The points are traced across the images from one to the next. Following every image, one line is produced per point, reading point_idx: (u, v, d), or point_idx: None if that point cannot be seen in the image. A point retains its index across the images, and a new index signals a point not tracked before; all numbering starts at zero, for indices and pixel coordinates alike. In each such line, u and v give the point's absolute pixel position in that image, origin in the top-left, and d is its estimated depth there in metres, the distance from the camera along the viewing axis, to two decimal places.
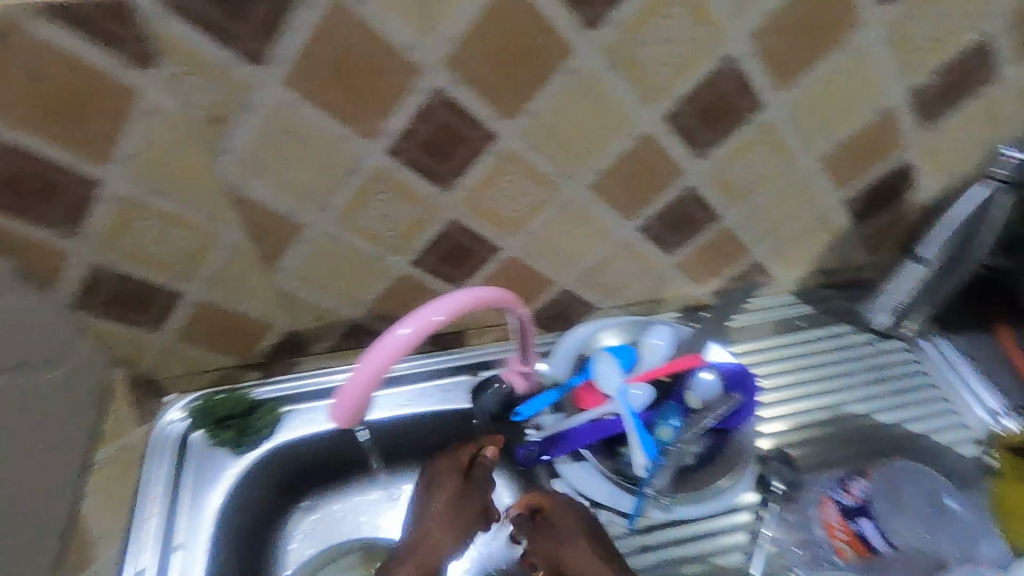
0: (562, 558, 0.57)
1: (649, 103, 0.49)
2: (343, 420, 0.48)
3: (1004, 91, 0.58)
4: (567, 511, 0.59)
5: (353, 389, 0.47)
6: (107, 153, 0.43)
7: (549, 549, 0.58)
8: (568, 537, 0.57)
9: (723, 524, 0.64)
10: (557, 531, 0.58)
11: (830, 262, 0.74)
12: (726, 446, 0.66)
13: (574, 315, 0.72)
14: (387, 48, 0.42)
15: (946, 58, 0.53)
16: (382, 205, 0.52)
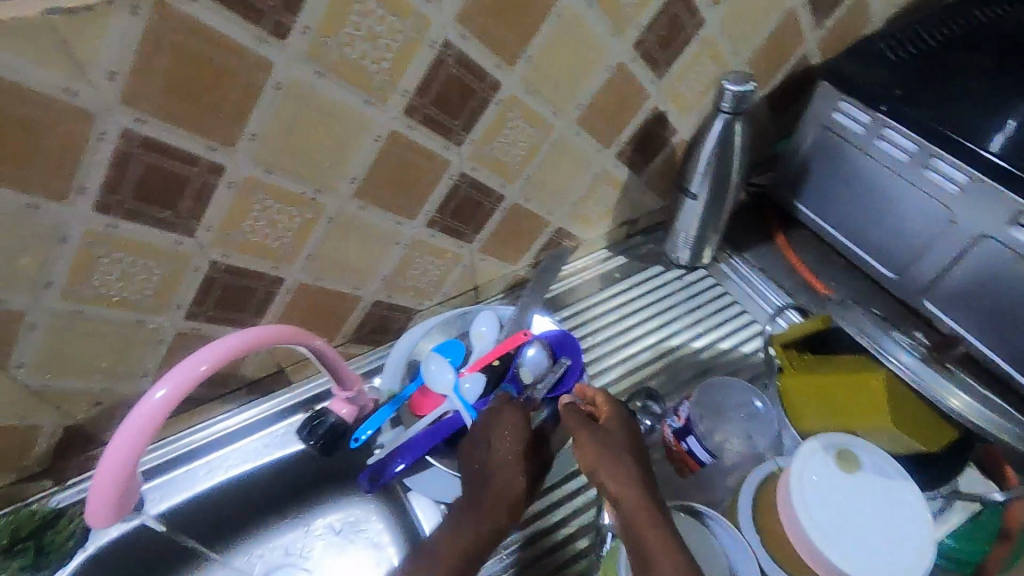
0: (601, 471, 0.52)
1: (383, 100, 0.48)
2: (106, 518, 0.44)
3: (711, 31, 0.64)
4: (621, 428, 0.56)
5: (101, 489, 0.43)
6: None
7: (593, 462, 0.53)
8: (609, 447, 0.54)
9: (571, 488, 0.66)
10: (607, 439, 0.55)
11: (625, 211, 0.78)
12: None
13: (395, 321, 0.70)
14: (39, 98, 0.36)
15: (652, 10, 0.57)
16: (116, 266, 0.46)
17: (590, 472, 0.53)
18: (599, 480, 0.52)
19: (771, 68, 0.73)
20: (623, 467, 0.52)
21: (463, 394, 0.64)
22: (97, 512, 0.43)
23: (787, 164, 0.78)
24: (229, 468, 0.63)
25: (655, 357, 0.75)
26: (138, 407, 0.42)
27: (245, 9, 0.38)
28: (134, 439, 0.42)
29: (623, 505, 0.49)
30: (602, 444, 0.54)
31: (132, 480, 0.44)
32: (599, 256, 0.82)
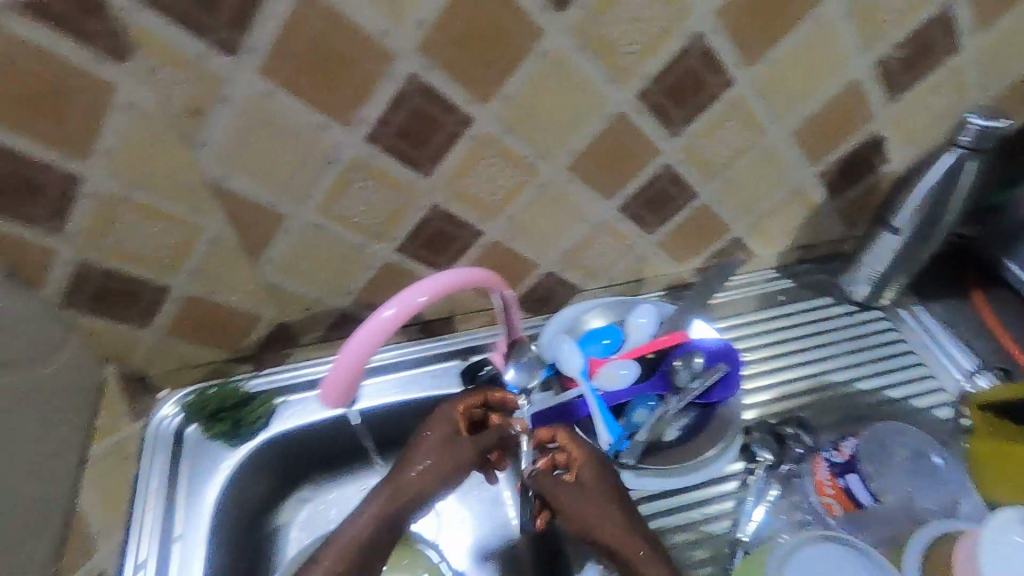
0: (587, 519, 0.54)
1: (623, 81, 0.50)
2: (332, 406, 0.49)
3: (961, 61, 0.60)
4: (588, 466, 0.57)
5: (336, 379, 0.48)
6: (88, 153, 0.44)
7: (579, 518, 0.54)
8: (588, 495, 0.55)
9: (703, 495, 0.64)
10: (577, 486, 0.55)
11: (806, 234, 0.75)
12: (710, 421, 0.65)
13: (559, 295, 0.73)
14: (362, 36, 0.42)
15: (905, 29, 0.55)
16: (362, 191, 0.53)
17: (575, 527, 0.54)
18: (583, 528, 0.54)
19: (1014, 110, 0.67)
20: (609, 516, 0.54)
21: (616, 378, 0.64)
22: (329, 395, 0.48)
23: (1003, 217, 0.72)
24: (390, 394, 0.69)
25: (810, 389, 0.72)
26: (368, 322, 0.47)
27: None
28: (363, 349, 0.47)
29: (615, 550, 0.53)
30: (579, 498, 0.54)
31: (358, 379, 0.48)
32: (766, 276, 0.80)
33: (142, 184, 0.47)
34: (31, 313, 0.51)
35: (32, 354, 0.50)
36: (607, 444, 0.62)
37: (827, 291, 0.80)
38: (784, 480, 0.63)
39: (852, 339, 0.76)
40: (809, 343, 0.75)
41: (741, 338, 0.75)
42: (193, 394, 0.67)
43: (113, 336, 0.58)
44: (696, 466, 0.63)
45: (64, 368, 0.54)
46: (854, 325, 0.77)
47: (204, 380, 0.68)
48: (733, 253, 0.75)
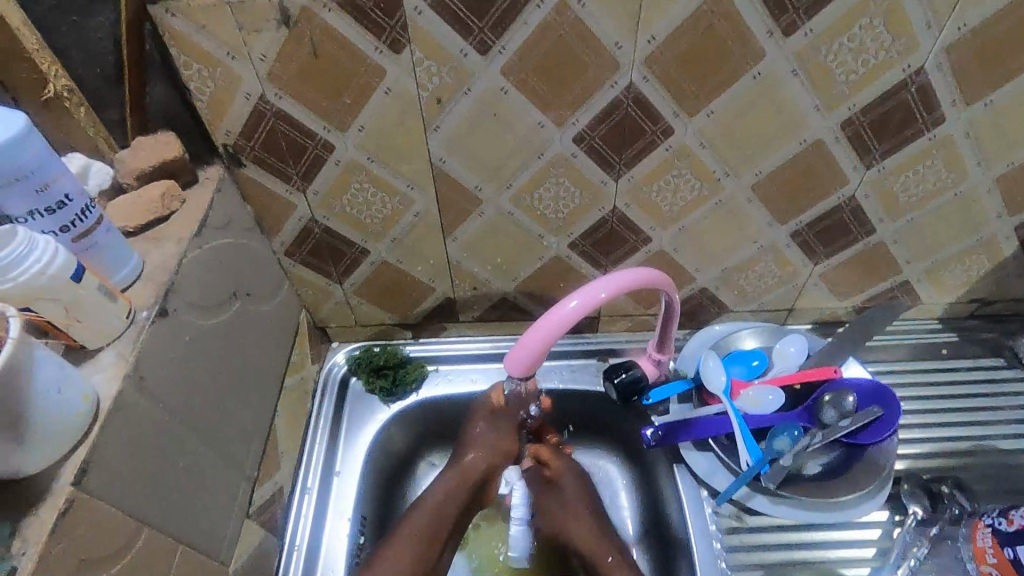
0: (567, 527, 0.66)
1: (829, 108, 0.51)
2: (516, 373, 0.50)
3: None
4: (574, 479, 0.67)
5: (525, 352, 0.49)
6: (344, 126, 0.51)
7: (558, 519, 0.66)
8: (565, 500, 0.66)
9: (839, 536, 0.62)
10: (557, 492, 0.67)
11: (984, 286, 0.71)
12: (856, 461, 0.63)
13: (707, 311, 0.74)
14: (599, 47, 0.46)
15: None
16: (555, 186, 0.57)
17: (558, 528, 0.67)
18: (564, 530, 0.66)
19: None
20: (582, 526, 0.65)
21: (760, 404, 0.65)
22: (517, 365, 0.50)
23: None
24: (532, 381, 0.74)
25: (972, 451, 0.67)
26: (550, 314, 0.48)
27: (776, 6, 0.44)
28: (550, 333, 0.48)
29: (586, 550, 0.65)
30: (557, 504, 0.66)
31: (544, 355, 0.50)
32: (930, 326, 0.76)
33: (376, 157, 0.54)
34: (266, 255, 0.60)
35: (263, 290, 0.59)
36: (745, 464, 0.62)
37: (999, 352, 0.75)
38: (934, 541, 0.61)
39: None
40: (974, 404, 0.71)
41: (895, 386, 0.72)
42: (360, 349, 0.75)
43: (315, 286, 0.67)
44: (840, 507, 0.62)
45: (278, 305, 0.63)
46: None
47: (371, 338, 0.76)
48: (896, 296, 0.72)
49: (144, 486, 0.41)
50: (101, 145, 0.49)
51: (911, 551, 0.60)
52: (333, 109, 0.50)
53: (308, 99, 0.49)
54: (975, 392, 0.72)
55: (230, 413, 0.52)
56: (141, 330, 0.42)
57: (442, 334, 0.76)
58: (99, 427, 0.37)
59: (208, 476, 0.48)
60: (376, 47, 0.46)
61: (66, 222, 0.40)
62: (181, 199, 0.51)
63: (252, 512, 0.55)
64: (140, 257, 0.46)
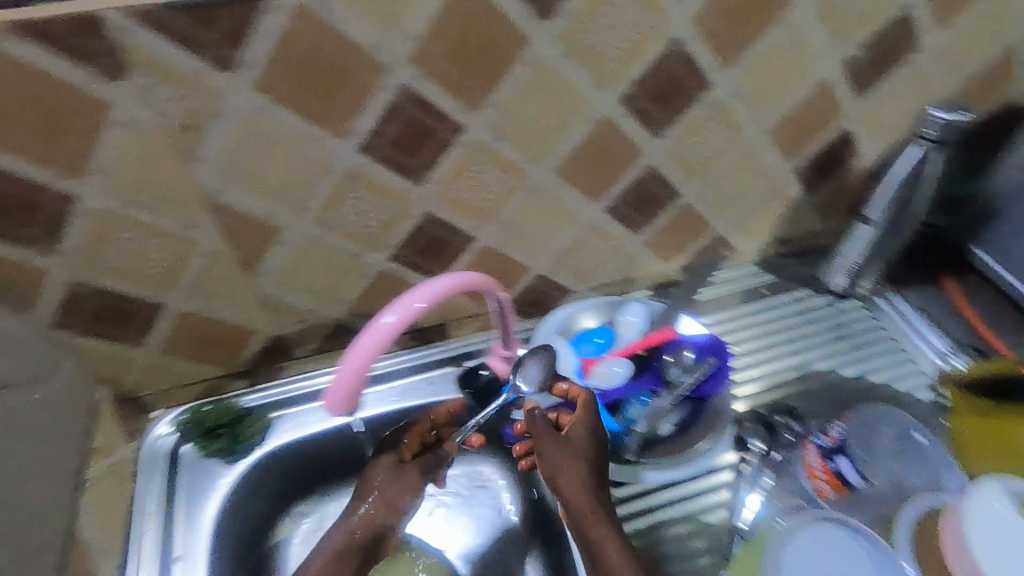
0: (557, 475, 0.57)
1: (607, 86, 0.52)
2: (339, 410, 0.49)
3: (922, 59, 0.63)
4: (585, 436, 0.59)
5: (341, 386, 0.48)
6: (79, 172, 0.44)
7: (553, 464, 0.58)
8: (573, 453, 0.58)
9: (701, 484, 0.64)
10: (570, 446, 0.58)
11: (786, 228, 0.78)
12: (703, 413, 0.68)
13: (553, 296, 0.74)
14: (354, 49, 0.43)
15: (868, 32, 0.58)
16: (357, 200, 0.53)
17: (548, 474, 0.58)
18: (554, 482, 0.58)
19: (972, 104, 0.70)
20: (571, 484, 0.57)
21: (610, 375, 0.68)
22: (337, 401, 0.48)
23: (973, 205, 0.74)
24: (388, 404, 0.69)
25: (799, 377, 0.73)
26: (359, 337, 0.46)
27: None
28: (371, 352, 0.46)
29: (575, 508, 0.56)
30: (551, 454, 0.58)
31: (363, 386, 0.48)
32: (749, 270, 0.82)
33: (134, 201, 0.47)
34: (24, 335, 0.51)
35: (23, 378, 0.50)
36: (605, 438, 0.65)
37: (811, 283, 0.82)
38: (780, 467, 0.64)
39: (834, 327, 0.78)
40: (795, 335, 0.77)
41: (729, 332, 0.77)
42: (187, 412, 0.66)
43: (110, 355, 0.58)
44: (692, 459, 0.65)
45: (58, 390, 0.54)
46: (837, 315, 0.79)
47: (200, 397, 0.68)
48: (716, 249, 0.77)
49: None
50: None
51: (759, 480, 0.64)
52: (57, 154, 0.42)
53: (19, 145, 0.41)
54: (794, 324, 0.78)
55: None
56: None
57: (282, 375, 0.70)
58: None
59: None
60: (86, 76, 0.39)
61: None
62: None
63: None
64: None
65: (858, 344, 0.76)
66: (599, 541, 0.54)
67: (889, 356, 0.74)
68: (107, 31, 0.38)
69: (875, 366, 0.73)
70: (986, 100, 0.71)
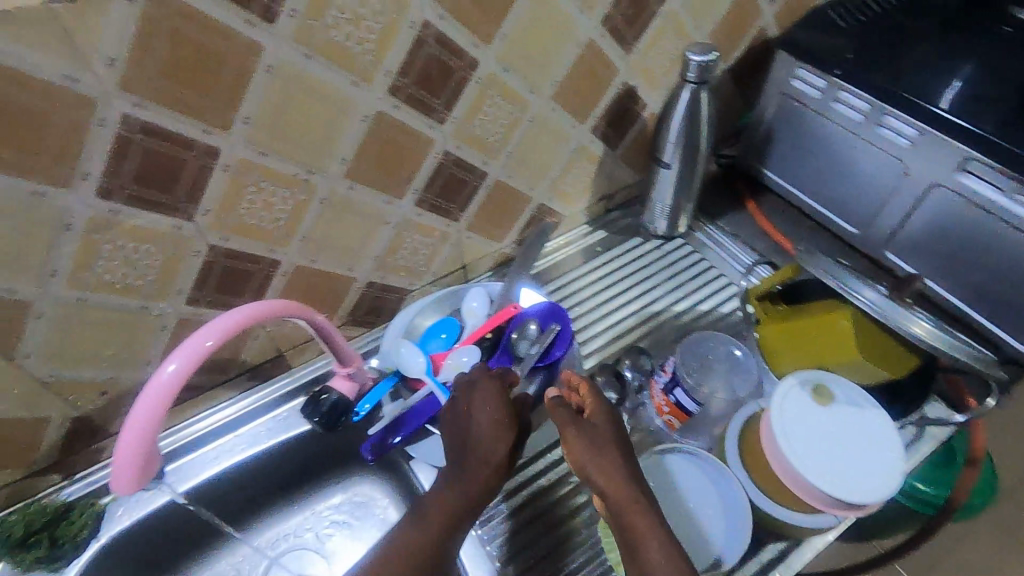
0: (591, 469, 0.51)
1: (367, 81, 0.50)
2: (129, 488, 0.47)
3: (674, 7, 0.67)
4: (607, 418, 0.54)
5: (123, 460, 0.45)
6: None
7: (578, 451, 0.52)
8: (600, 437, 0.53)
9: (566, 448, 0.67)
10: (591, 430, 0.54)
11: (602, 185, 0.81)
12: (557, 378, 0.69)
13: (391, 299, 0.72)
14: (43, 87, 0.38)
15: None
16: (117, 251, 0.48)
17: (578, 468, 0.52)
18: (586, 475, 0.52)
19: (731, 42, 0.77)
20: (609, 471, 0.50)
21: (461, 367, 0.66)
22: (122, 480, 0.46)
23: (753, 132, 0.81)
24: (236, 454, 0.64)
25: (639, 323, 0.78)
26: (127, 424, 0.44)
27: None
28: (153, 412, 0.43)
29: (611, 498, 0.49)
30: (587, 435, 0.53)
31: (147, 456, 0.46)
32: (580, 232, 0.85)
33: None
34: None
35: None
36: None
37: (638, 231, 0.87)
38: (634, 412, 0.69)
39: (661, 268, 0.83)
40: (630, 283, 0.81)
41: (574, 294, 0.80)
42: None
43: None
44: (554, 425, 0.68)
45: None
46: (664, 256, 0.85)
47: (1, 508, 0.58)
48: (542, 218, 0.78)
49: None
50: None
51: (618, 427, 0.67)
52: None
53: None
54: (629, 273, 0.83)
55: None
56: None
57: (102, 457, 0.62)
58: None
59: None
60: None
61: None
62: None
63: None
64: None
65: (685, 279, 0.82)
66: (639, 531, 0.47)
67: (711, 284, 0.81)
68: None
69: (701, 296, 0.80)
70: (740, 36, 0.77)
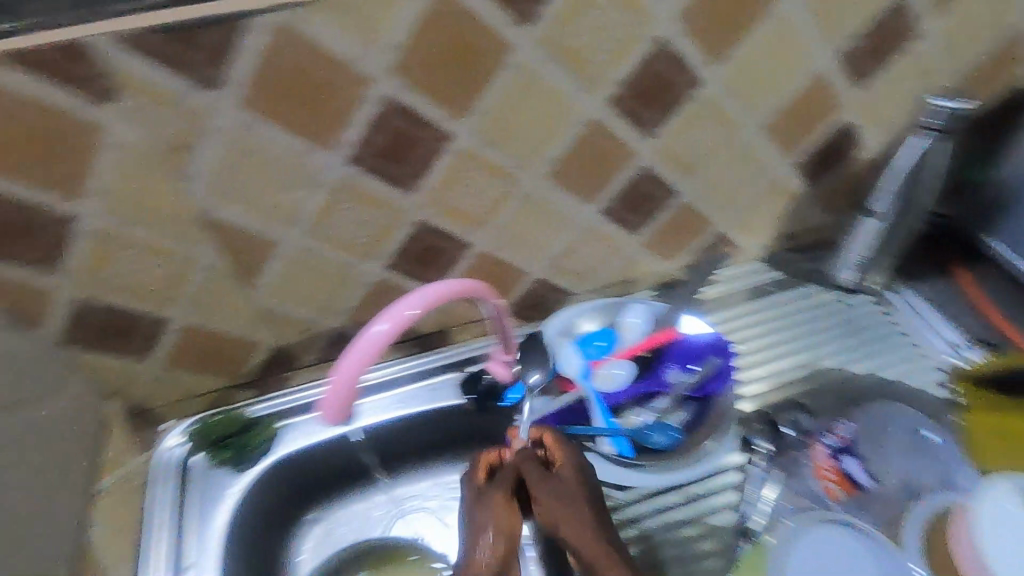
0: (560, 527, 0.54)
1: (593, 88, 0.52)
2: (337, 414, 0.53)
3: None
4: (576, 474, 0.56)
5: (336, 392, 0.51)
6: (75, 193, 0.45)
7: (548, 508, 0.55)
8: (565, 493, 0.55)
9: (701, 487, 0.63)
10: (557, 486, 0.56)
11: (789, 223, 0.76)
12: (708, 413, 0.66)
13: (552, 299, 0.74)
14: (336, 62, 0.44)
15: (862, 21, 0.57)
16: (348, 212, 0.54)
17: (545, 520, 0.55)
18: (554, 527, 0.54)
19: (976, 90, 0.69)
20: (584, 524, 0.53)
21: (612, 379, 0.68)
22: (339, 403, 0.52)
23: (982, 192, 0.73)
24: (390, 411, 0.69)
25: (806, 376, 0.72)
26: (340, 365, 0.49)
27: None
28: (360, 361, 0.48)
29: (584, 552, 0.52)
30: (554, 493, 0.55)
31: (354, 390, 0.51)
32: (754, 266, 0.80)
33: (125, 219, 0.48)
34: (36, 352, 0.53)
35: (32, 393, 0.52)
36: (605, 442, 0.63)
37: (820, 277, 0.80)
38: (787, 469, 0.63)
39: (841, 322, 0.76)
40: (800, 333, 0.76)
41: (737, 330, 0.75)
42: (195, 424, 0.67)
43: (116, 369, 0.60)
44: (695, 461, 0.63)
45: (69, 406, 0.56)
46: (847, 310, 0.77)
47: (207, 409, 0.69)
48: (716, 247, 0.76)
49: None
50: None
51: (765, 482, 0.62)
52: (57, 177, 0.44)
53: (15, 172, 0.42)
54: (801, 322, 0.77)
55: None
56: None
57: (286, 385, 0.70)
58: None
59: None
60: (77, 102, 0.41)
61: None
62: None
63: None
64: None
65: (868, 340, 0.74)
66: None
67: (902, 352, 0.72)
68: (102, 56, 0.39)
69: (888, 363, 0.71)
70: None
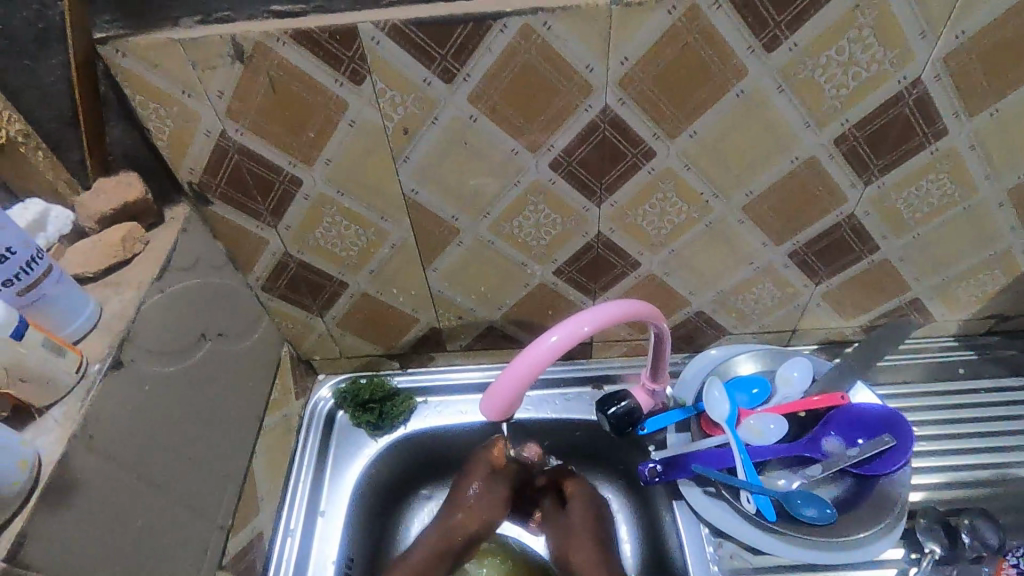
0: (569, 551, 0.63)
1: (821, 126, 0.48)
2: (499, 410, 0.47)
3: None
4: (580, 505, 0.65)
5: (500, 388, 0.47)
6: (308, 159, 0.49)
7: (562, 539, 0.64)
8: (578, 528, 0.64)
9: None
10: (566, 519, 0.64)
11: (1003, 303, 0.66)
12: (867, 493, 0.60)
13: (707, 333, 0.70)
14: (568, 70, 0.44)
15: None
16: (535, 214, 0.55)
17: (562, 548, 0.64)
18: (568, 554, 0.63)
19: None
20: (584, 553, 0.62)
21: (763, 433, 0.62)
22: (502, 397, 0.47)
23: None
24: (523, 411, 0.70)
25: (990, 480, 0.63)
26: (510, 367, 0.46)
27: (755, 20, 0.41)
28: (531, 371, 0.45)
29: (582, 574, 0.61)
30: (562, 526, 0.64)
31: (521, 387, 0.47)
32: (944, 340, 0.71)
33: (340, 188, 0.52)
34: (239, 292, 0.59)
35: (233, 328, 0.58)
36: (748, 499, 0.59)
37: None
38: None
39: None
40: (991, 429, 0.66)
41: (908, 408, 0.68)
42: (346, 382, 0.73)
43: (296, 319, 0.66)
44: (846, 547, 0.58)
45: (254, 343, 0.62)
46: None
47: (358, 370, 0.74)
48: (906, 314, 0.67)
49: (95, 534, 0.41)
50: (62, 188, 0.48)
51: None
52: (298, 144, 0.48)
53: (268, 135, 0.47)
54: (993, 416, 0.67)
55: (195, 464, 0.52)
56: (90, 385, 0.42)
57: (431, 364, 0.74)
58: (39, 492, 0.37)
59: (160, 528, 0.47)
60: (333, 81, 0.44)
61: (10, 276, 0.40)
62: (145, 241, 0.50)
63: (226, 563, 0.55)
64: (98, 306, 0.46)
65: None
66: None
67: None
68: (365, 44, 0.42)
69: None
70: None
